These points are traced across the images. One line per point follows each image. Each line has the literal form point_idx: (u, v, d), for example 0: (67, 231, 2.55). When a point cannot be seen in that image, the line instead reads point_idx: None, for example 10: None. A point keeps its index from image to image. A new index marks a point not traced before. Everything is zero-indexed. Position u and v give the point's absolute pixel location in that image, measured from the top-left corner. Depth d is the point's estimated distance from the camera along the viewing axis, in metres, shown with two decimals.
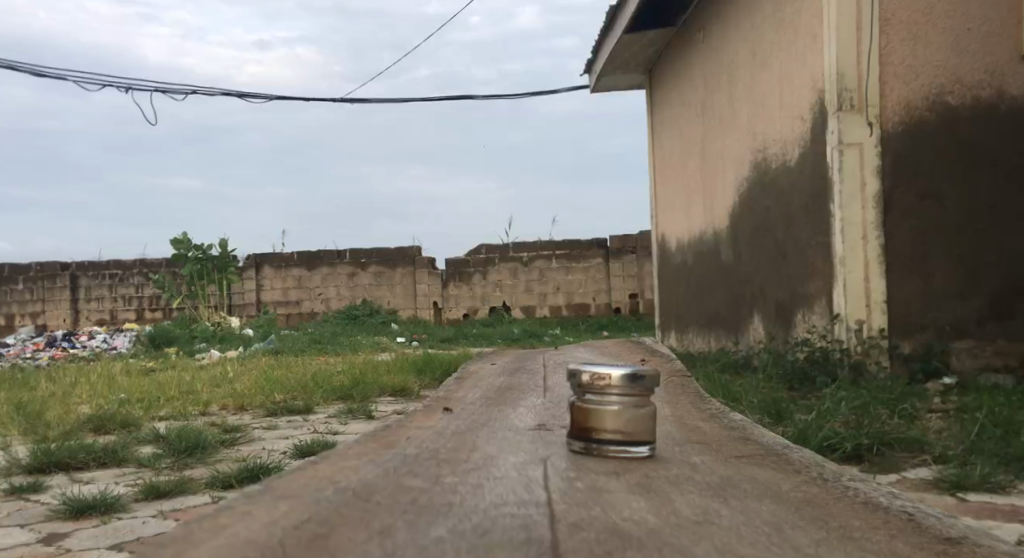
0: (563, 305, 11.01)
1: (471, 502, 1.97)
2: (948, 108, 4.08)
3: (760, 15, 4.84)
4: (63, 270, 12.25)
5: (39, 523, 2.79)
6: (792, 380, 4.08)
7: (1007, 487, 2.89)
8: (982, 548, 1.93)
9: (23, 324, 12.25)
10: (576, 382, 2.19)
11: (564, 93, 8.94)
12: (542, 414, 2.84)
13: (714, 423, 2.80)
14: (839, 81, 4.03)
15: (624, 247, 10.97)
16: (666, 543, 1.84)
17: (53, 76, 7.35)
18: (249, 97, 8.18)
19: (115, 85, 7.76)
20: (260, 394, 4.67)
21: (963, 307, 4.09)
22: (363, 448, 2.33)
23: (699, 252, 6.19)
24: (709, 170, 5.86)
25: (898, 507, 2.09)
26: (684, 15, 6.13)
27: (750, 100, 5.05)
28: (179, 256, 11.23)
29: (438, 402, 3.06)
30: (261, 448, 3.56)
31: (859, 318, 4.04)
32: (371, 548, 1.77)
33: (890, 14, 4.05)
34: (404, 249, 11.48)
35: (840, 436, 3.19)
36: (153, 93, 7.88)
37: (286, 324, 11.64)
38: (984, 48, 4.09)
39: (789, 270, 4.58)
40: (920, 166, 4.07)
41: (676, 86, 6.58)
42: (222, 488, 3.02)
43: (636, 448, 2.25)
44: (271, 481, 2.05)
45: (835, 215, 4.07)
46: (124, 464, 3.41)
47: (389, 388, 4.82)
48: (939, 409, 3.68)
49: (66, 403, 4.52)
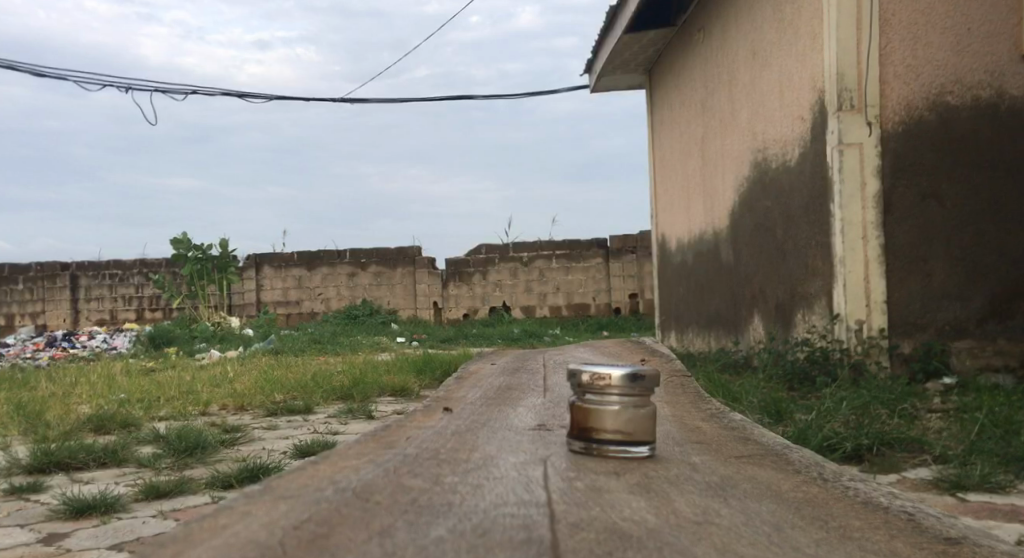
0: (563, 305, 11.01)
1: (471, 502, 1.97)
2: (949, 108, 4.08)
3: (760, 14, 4.84)
4: (62, 269, 12.25)
5: (39, 523, 2.79)
6: (792, 380, 4.09)
7: (1008, 487, 2.89)
8: (982, 548, 1.93)
9: (24, 324, 12.26)
10: (576, 382, 2.19)
11: (564, 93, 9.50)
12: (542, 414, 2.84)
13: (714, 424, 2.79)
14: (839, 80, 4.03)
15: (624, 247, 10.96)
16: (666, 543, 1.84)
17: (53, 76, 7.67)
18: (249, 97, 8.60)
19: (115, 85, 8.10)
20: (260, 394, 4.68)
21: (963, 308, 4.08)
22: (363, 448, 2.33)
23: (699, 252, 6.19)
24: (709, 169, 5.86)
25: (898, 507, 2.09)
26: (684, 15, 6.13)
27: (750, 100, 5.05)
28: (179, 257, 11.13)
29: (438, 402, 3.06)
30: (261, 448, 3.56)
31: (858, 318, 4.05)
32: (371, 548, 1.77)
33: (890, 14, 4.05)
34: (405, 249, 11.46)
35: (839, 437, 3.20)
36: (153, 93, 8.24)
37: (286, 324, 11.65)
38: (984, 48, 4.09)
39: (789, 270, 4.58)
40: (920, 166, 4.07)
41: (676, 86, 6.57)
42: (222, 488, 3.02)
43: (636, 448, 2.25)
44: (271, 481, 2.05)
45: (835, 215, 4.08)
46: (124, 463, 3.41)
47: (389, 387, 4.82)
48: (939, 409, 3.68)
49: (67, 403, 4.52)
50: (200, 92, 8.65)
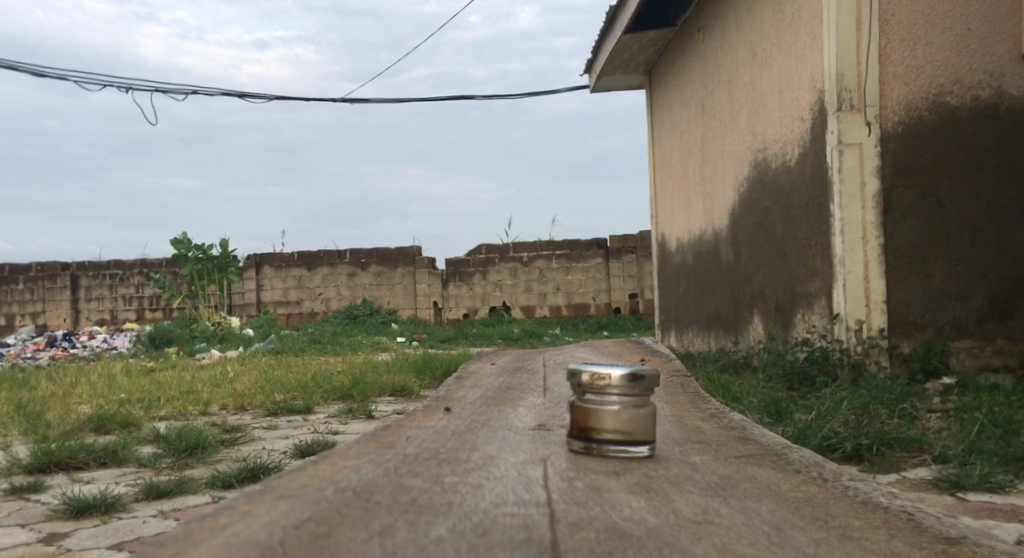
0: (563, 305, 11.01)
1: (472, 502, 1.97)
2: (948, 108, 4.08)
3: (760, 14, 4.84)
4: (63, 269, 12.26)
5: (39, 523, 2.79)
6: (792, 379, 4.09)
7: (1008, 487, 2.89)
8: (982, 548, 1.93)
9: (23, 324, 12.28)
10: (576, 382, 2.19)
11: (564, 93, 9.62)
12: (542, 414, 2.84)
13: (714, 424, 2.80)
14: (839, 81, 4.04)
15: (624, 246, 10.94)
16: (666, 543, 1.84)
17: (54, 76, 7.91)
18: (249, 97, 8.89)
19: (115, 85, 8.36)
20: (261, 394, 4.68)
21: (962, 307, 4.09)
22: (363, 448, 2.33)
23: (699, 252, 6.19)
24: (710, 169, 5.85)
25: (898, 507, 2.09)
26: (684, 15, 6.13)
27: (750, 100, 5.05)
28: (179, 257, 11.15)
29: (439, 402, 3.06)
30: (261, 448, 3.57)
31: (858, 318, 4.05)
32: (371, 548, 1.77)
33: (890, 15, 4.05)
34: (405, 249, 11.46)
35: (839, 437, 3.21)
36: (152, 93, 8.52)
37: (286, 324, 11.67)
38: (984, 48, 4.09)
39: (790, 271, 4.58)
40: (921, 165, 4.07)
41: (676, 86, 6.57)
42: (222, 488, 3.03)
43: (636, 448, 2.25)
44: (270, 481, 2.05)
45: (835, 215, 4.08)
46: (124, 463, 3.42)
47: (389, 388, 4.82)
48: (939, 410, 3.68)
49: (67, 402, 4.52)
50: (200, 92, 8.75)
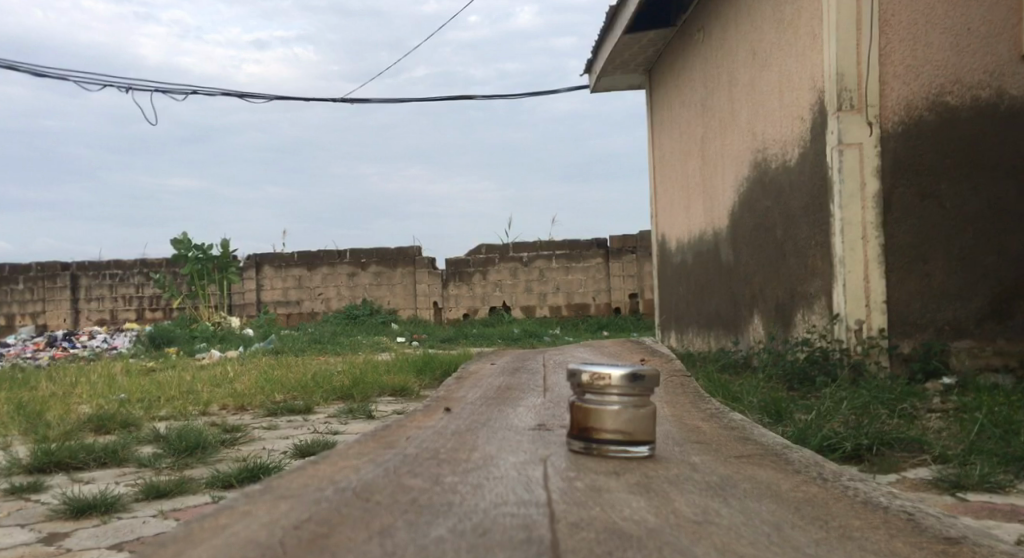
0: (563, 305, 11.01)
1: (472, 502, 1.97)
2: (948, 108, 4.08)
3: (760, 13, 4.84)
4: (62, 269, 12.26)
5: (39, 523, 2.79)
6: (792, 379, 4.09)
7: (1007, 487, 2.89)
8: (982, 548, 1.93)
9: (23, 324, 12.27)
10: (576, 382, 2.19)
11: (564, 93, 9.59)
12: (542, 415, 2.83)
13: (714, 424, 2.80)
14: (839, 81, 4.03)
15: (624, 246, 10.95)
16: (666, 543, 1.84)
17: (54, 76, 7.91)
18: (249, 97, 8.81)
19: (115, 85, 8.29)
20: (261, 394, 4.68)
21: (963, 307, 4.09)
22: (363, 448, 2.33)
23: (699, 252, 6.19)
24: (710, 168, 5.85)
25: (898, 507, 2.09)
26: (684, 16, 6.13)
27: (750, 100, 5.05)
28: (179, 257, 11.17)
29: (439, 402, 3.06)
30: (261, 448, 3.57)
31: (859, 318, 4.05)
32: (371, 548, 1.77)
33: (890, 15, 4.05)
34: (405, 249, 11.46)
35: (839, 436, 3.20)
36: (152, 93, 8.45)
37: (286, 324, 11.67)
38: (984, 48, 4.09)
39: (790, 271, 4.58)
40: (921, 165, 4.07)
41: (676, 86, 6.57)
42: (222, 488, 3.03)
43: (636, 448, 2.26)
44: (270, 480, 2.05)
45: (835, 215, 4.08)
46: (124, 463, 3.42)
47: (389, 388, 4.82)
48: (939, 409, 3.69)
49: (68, 402, 4.52)
50: (200, 93, 8.72)
